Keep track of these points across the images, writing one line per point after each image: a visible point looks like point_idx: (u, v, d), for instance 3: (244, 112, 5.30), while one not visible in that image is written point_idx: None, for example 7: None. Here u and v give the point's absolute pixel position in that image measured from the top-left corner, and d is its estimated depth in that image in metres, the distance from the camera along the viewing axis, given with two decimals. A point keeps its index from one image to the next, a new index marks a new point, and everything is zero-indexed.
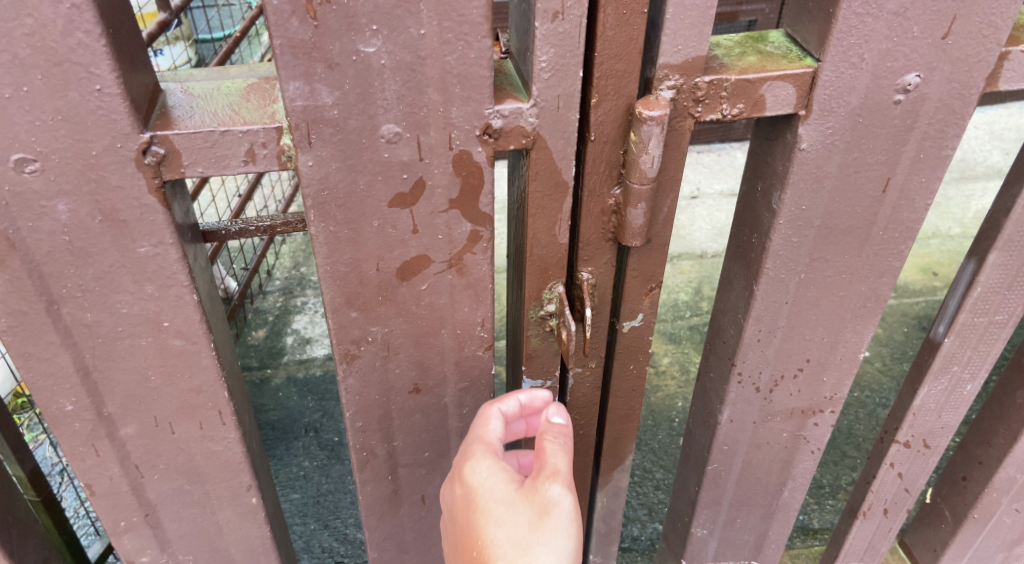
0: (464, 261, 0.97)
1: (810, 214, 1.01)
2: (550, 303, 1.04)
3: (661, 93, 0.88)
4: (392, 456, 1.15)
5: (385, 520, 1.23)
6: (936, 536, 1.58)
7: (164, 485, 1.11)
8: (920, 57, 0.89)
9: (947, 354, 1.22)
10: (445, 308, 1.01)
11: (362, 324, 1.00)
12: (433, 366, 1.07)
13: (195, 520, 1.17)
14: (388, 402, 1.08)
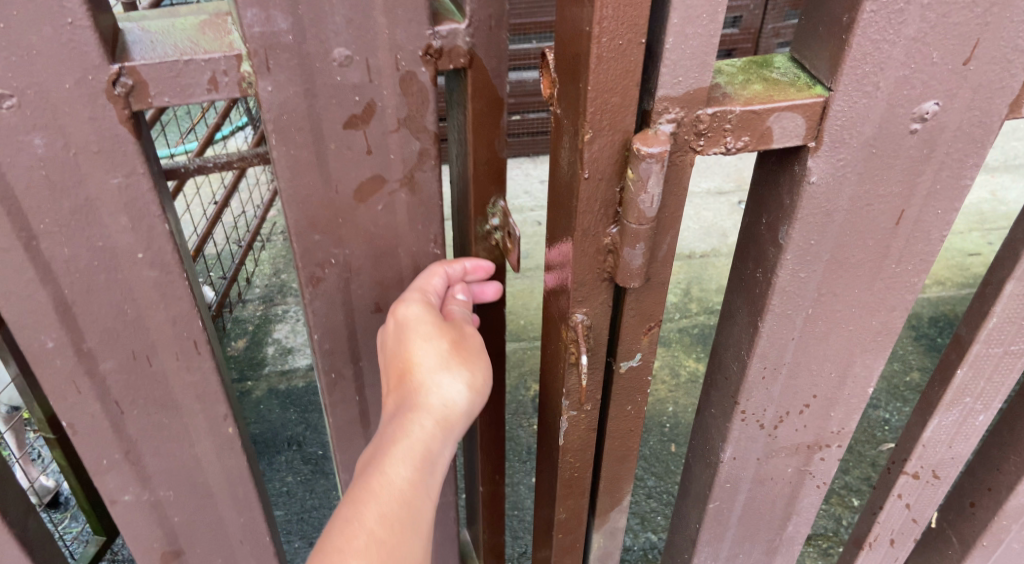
0: (415, 178, 1.01)
1: (819, 248, 0.94)
2: (493, 217, 1.10)
3: (660, 127, 0.81)
4: (358, 377, 1.17)
5: (353, 441, 1.25)
6: (941, 562, 1.52)
7: (142, 419, 1.07)
8: (940, 84, 0.82)
9: (960, 385, 1.16)
10: (401, 227, 1.05)
11: (325, 245, 1.02)
12: (392, 286, 1.10)
13: (177, 453, 1.11)
14: (352, 322, 1.11)
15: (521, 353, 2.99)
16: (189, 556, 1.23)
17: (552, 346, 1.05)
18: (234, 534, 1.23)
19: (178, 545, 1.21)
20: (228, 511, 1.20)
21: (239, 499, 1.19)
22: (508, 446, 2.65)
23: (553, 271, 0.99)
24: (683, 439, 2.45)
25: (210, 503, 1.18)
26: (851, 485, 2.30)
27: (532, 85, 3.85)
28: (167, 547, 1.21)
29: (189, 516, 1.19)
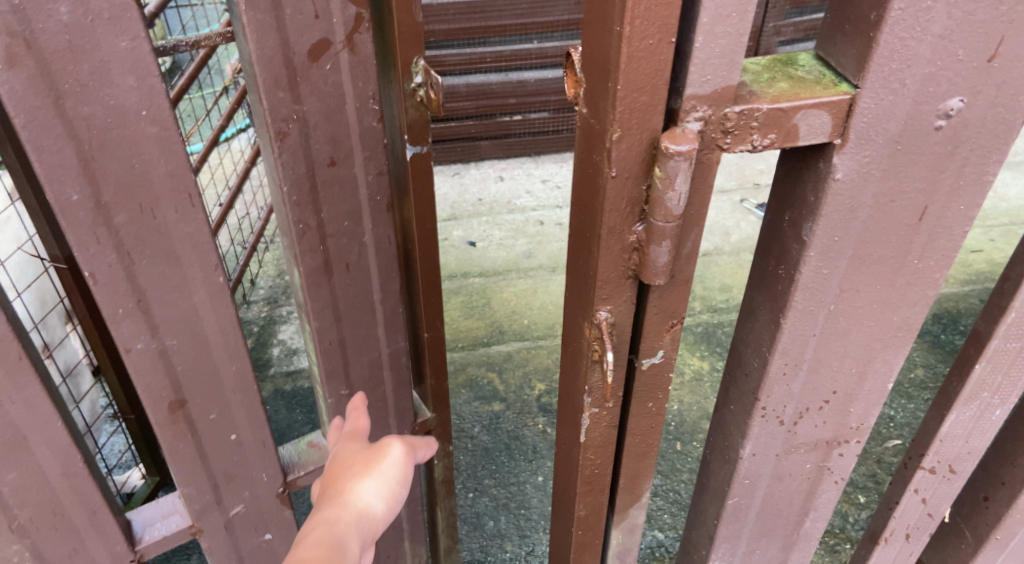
0: (355, 39, 1.07)
1: (842, 244, 0.94)
2: (417, 76, 1.26)
3: (687, 125, 0.81)
4: (322, 227, 1.18)
5: (321, 290, 1.22)
6: (954, 556, 1.53)
7: (150, 271, 1.06)
8: (965, 81, 0.83)
9: (977, 380, 1.17)
10: (347, 86, 1.10)
11: (287, 102, 1.06)
12: (345, 138, 1.13)
13: (175, 301, 1.10)
14: (313, 175, 1.13)
15: (526, 352, 2.99)
16: (191, 407, 1.20)
17: (575, 343, 1.05)
18: (230, 387, 1.21)
19: (181, 394, 1.18)
20: (222, 359, 1.18)
21: (232, 347, 1.18)
22: (513, 445, 2.66)
23: (576, 268, 0.99)
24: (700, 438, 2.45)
25: (206, 354, 1.16)
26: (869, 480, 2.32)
27: (534, 85, 3.87)
28: (171, 397, 1.17)
29: (187, 367, 1.16)
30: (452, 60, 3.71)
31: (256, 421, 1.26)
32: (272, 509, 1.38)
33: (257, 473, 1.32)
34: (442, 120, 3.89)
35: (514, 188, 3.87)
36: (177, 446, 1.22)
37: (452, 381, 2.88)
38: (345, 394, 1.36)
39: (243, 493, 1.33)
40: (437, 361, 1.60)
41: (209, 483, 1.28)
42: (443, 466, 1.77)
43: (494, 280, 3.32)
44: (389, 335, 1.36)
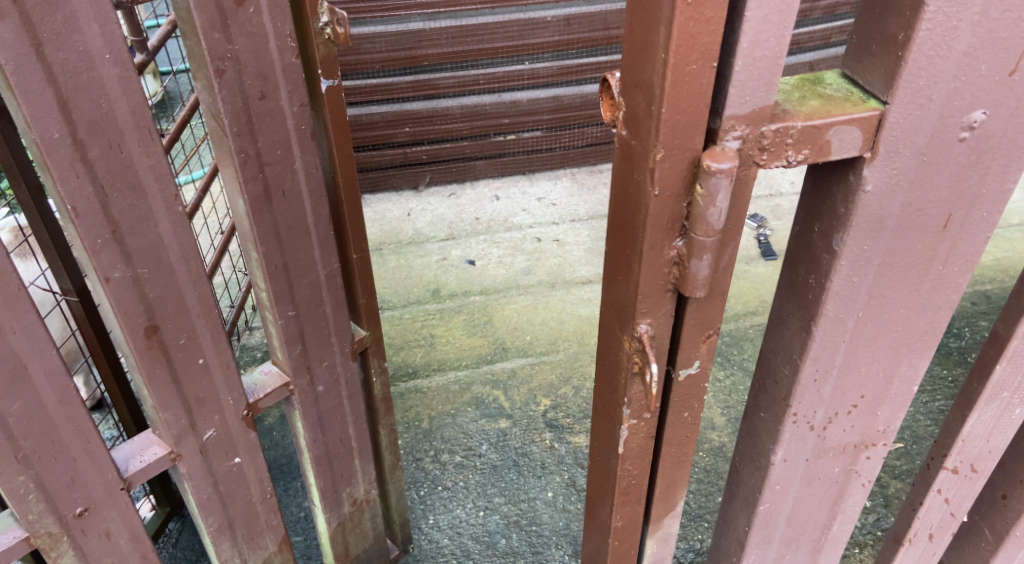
0: None
1: (871, 253, 0.98)
2: (324, 15, 1.29)
3: (727, 144, 0.85)
4: (260, 157, 1.24)
5: (264, 217, 1.29)
6: (975, 555, 1.56)
7: (122, 203, 1.15)
8: (987, 95, 0.87)
9: (998, 380, 1.21)
10: (269, 27, 1.17)
11: (222, 41, 1.13)
12: (272, 73, 1.20)
13: (143, 232, 1.19)
14: (247, 108, 1.20)
15: (529, 368, 3.01)
16: (164, 332, 1.27)
17: (613, 356, 1.08)
18: (195, 311, 1.29)
19: (153, 320, 1.25)
20: (186, 285, 1.27)
21: (193, 274, 1.27)
22: (521, 462, 2.68)
23: (615, 282, 1.02)
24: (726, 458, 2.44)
25: (172, 280, 1.25)
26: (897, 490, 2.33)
27: (527, 105, 3.90)
28: (146, 323, 1.25)
29: (155, 294, 1.24)
30: (446, 83, 3.76)
31: (220, 344, 1.35)
32: (239, 432, 1.45)
33: (224, 396, 1.40)
34: (436, 142, 3.93)
35: (509, 206, 3.89)
36: (154, 372, 1.29)
37: (458, 399, 2.89)
38: (293, 315, 1.42)
39: (215, 417, 1.40)
40: (367, 283, 1.61)
41: (183, 408, 1.35)
42: (381, 384, 1.77)
43: (494, 298, 3.34)
44: (328, 259, 1.42)
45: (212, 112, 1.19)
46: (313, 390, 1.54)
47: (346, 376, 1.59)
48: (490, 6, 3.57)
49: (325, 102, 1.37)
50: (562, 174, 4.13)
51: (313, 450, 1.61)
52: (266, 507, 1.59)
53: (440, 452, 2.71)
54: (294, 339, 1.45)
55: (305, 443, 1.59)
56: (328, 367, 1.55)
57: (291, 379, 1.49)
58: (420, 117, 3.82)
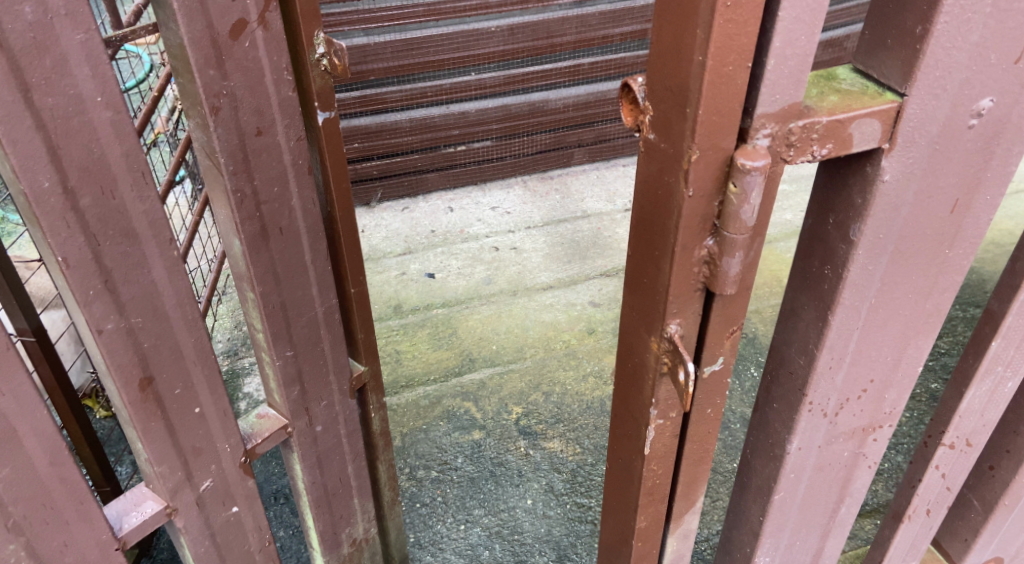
0: (268, 17, 1.13)
1: (886, 240, 1.01)
2: (320, 47, 1.30)
3: (757, 142, 0.86)
4: (257, 195, 1.23)
5: (262, 254, 1.28)
6: (965, 526, 1.61)
7: (115, 250, 1.05)
8: (994, 84, 0.92)
9: (993, 355, 1.27)
10: (264, 60, 1.16)
11: (219, 79, 1.12)
12: (267, 108, 1.19)
13: (136, 278, 1.09)
14: (244, 145, 1.19)
15: (498, 378, 2.99)
16: (159, 383, 1.17)
17: (637, 357, 1.08)
18: (190, 359, 1.20)
19: (148, 371, 1.15)
20: (182, 332, 1.17)
21: (190, 320, 1.17)
22: (498, 471, 2.66)
23: (639, 287, 1.03)
24: (731, 455, 2.52)
25: (168, 328, 1.15)
26: (889, 467, 2.49)
27: (476, 115, 3.93)
28: (141, 374, 1.15)
29: (150, 344, 1.14)
30: (393, 96, 3.75)
31: (218, 392, 1.25)
32: (237, 480, 1.37)
33: (221, 444, 1.30)
34: (387, 156, 3.90)
35: (464, 217, 3.89)
36: (149, 426, 1.19)
37: (429, 414, 2.85)
38: (291, 356, 1.40)
39: (212, 467, 1.31)
40: (365, 316, 1.62)
41: (179, 460, 1.25)
42: (381, 419, 1.79)
43: (457, 309, 3.32)
44: (325, 296, 1.41)
45: (208, 151, 1.17)
46: (312, 430, 1.51)
47: (346, 414, 1.57)
48: (433, 17, 3.58)
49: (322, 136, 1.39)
50: (514, 182, 4.15)
51: (311, 492, 1.58)
52: (265, 554, 1.50)
53: (415, 468, 2.67)
54: (292, 381, 1.42)
55: (305, 486, 1.56)
56: (326, 407, 1.52)
57: (289, 421, 1.46)
58: (368, 133, 3.78)
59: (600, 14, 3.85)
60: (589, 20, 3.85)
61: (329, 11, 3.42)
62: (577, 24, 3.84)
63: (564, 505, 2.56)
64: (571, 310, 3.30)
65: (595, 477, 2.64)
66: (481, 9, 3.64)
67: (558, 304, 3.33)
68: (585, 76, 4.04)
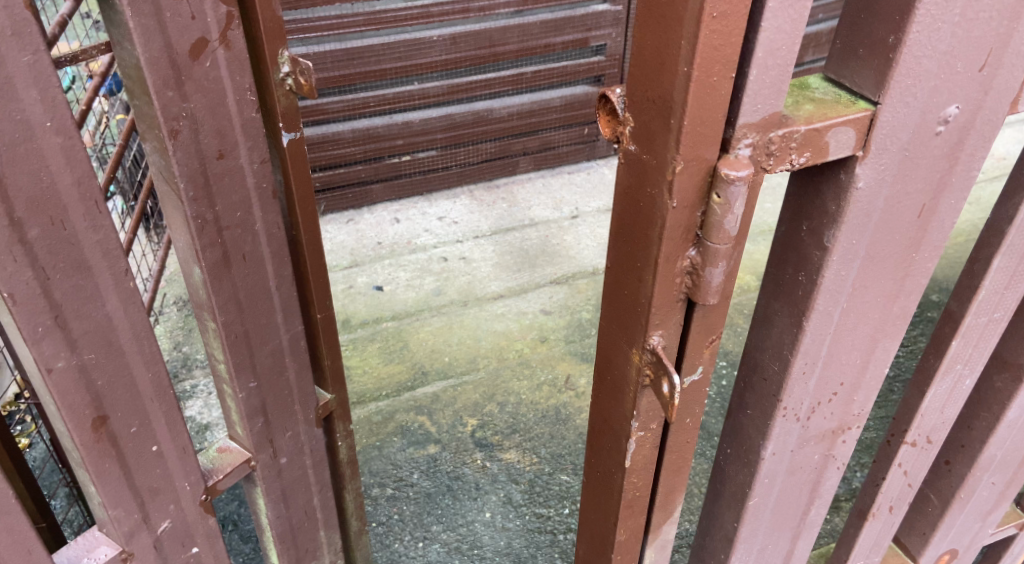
0: (229, 36, 1.10)
1: (859, 246, 1.02)
2: (285, 65, 1.26)
3: (739, 152, 0.86)
4: (218, 220, 1.19)
5: (224, 281, 1.23)
6: (923, 521, 1.65)
7: (66, 283, 1.00)
8: (960, 91, 0.94)
9: (953, 354, 1.30)
10: (226, 81, 1.12)
11: (178, 101, 1.07)
12: (229, 131, 1.15)
13: (89, 312, 1.03)
14: (205, 169, 1.14)
15: (452, 390, 2.96)
16: (114, 422, 1.12)
17: (617, 370, 1.08)
18: (147, 396, 1.14)
19: (101, 410, 1.09)
20: (139, 368, 1.11)
21: (148, 354, 1.11)
22: (454, 485, 2.63)
23: (618, 299, 1.03)
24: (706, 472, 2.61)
25: (123, 363, 1.09)
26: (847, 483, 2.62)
27: (419, 125, 3.90)
28: (94, 414, 1.09)
29: (104, 381, 1.08)
30: (335, 107, 3.69)
31: (177, 427, 1.19)
32: (197, 519, 1.31)
33: (180, 483, 1.25)
34: (329, 168, 3.83)
35: (411, 228, 3.85)
36: (104, 467, 1.13)
37: (382, 430, 2.80)
38: (254, 388, 1.35)
39: (170, 507, 1.25)
40: (331, 342, 1.60)
41: (136, 502, 1.20)
42: (347, 448, 1.76)
43: (407, 322, 3.28)
44: (290, 322, 1.37)
45: (166, 176, 1.13)
46: (276, 463, 1.47)
47: (312, 445, 1.53)
48: (373, 27, 3.54)
49: (287, 157, 1.34)
50: (460, 192, 4.13)
51: (276, 527, 1.54)
52: None
53: (370, 487, 2.62)
54: (255, 412, 1.38)
55: (268, 521, 1.52)
56: (291, 438, 1.48)
57: (252, 454, 1.41)
58: (310, 144, 3.71)
59: (542, 22, 3.86)
60: (530, 30, 3.85)
61: None
62: (519, 33, 3.84)
63: (523, 516, 2.54)
64: (523, 318, 3.29)
65: (553, 486, 2.63)
66: (422, 18, 3.61)
67: (509, 313, 3.32)
68: (528, 84, 4.04)
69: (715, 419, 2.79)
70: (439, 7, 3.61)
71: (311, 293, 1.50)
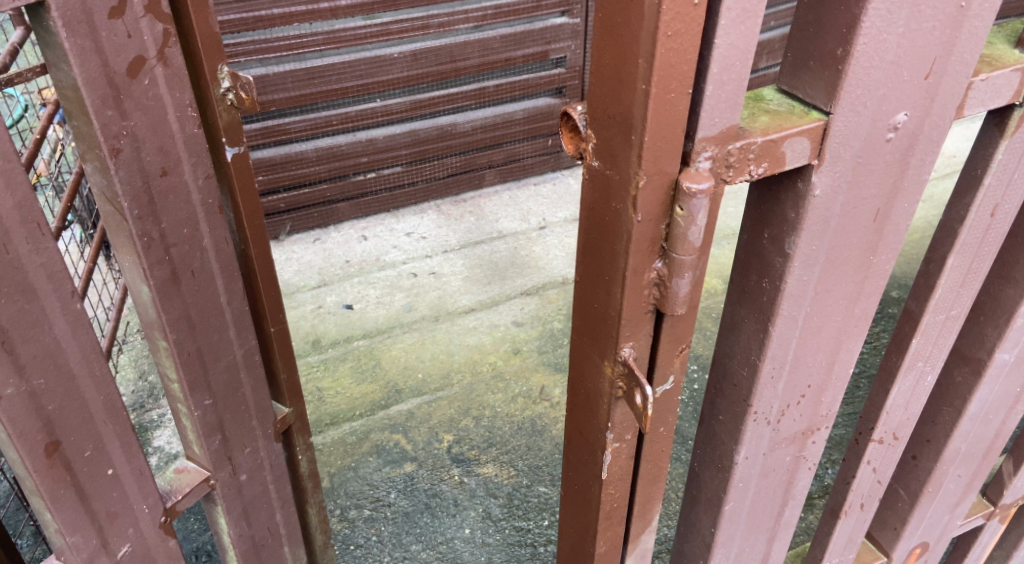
0: (167, 53, 1.10)
1: (818, 251, 1.05)
2: (224, 80, 1.27)
3: (699, 165, 0.88)
4: (165, 238, 1.18)
5: (173, 299, 1.23)
6: (894, 516, 1.68)
7: (11, 308, 0.99)
8: (907, 99, 0.97)
9: (914, 352, 1.33)
10: (165, 98, 1.12)
11: (117, 120, 1.07)
12: (172, 148, 1.15)
13: (36, 336, 1.02)
14: (148, 186, 1.14)
15: (426, 407, 2.96)
16: (67, 447, 1.10)
17: (590, 384, 1.10)
18: (100, 419, 1.13)
19: (54, 436, 1.08)
20: (91, 392, 1.10)
21: (99, 376, 1.10)
22: (432, 502, 2.62)
23: (588, 313, 1.04)
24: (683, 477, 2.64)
25: (75, 388, 1.08)
26: (819, 484, 2.65)
27: (383, 142, 3.90)
28: (46, 439, 1.08)
29: (55, 406, 1.07)
30: (297, 127, 3.68)
31: (132, 450, 1.18)
32: (157, 541, 1.30)
33: (138, 505, 1.23)
34: (293, 188, 3.83)
35: (379, 245, 3.85)
36: (58, 493, 1.12)
37: (357, 450, 2.79)
38: (210, 405, 1.34)
39: (128, 531, 1.24)
40: (286, 354, 1.60)
41: (93, 527, 1.19)
42: (307, 461, 1.77)
43: (379, 340, 3.27)
44: (243, 338, 1.37)
45: (108, 196, 1.12)
46: (236, 481, 1.46)
47: (271, 460, 1.52)
48: (333, 45, 3.54)
49: (230, 171, 1.35)
50: (427, 208, 4.13)
51: (239, 546, 1.53)
52: None
53: (347, 509, 2.60)
54: (212, 430, 1.36)
55: (230, 539, 1.50)
56: (250, 454, 1.47)
57: (211, 472, 1.39)
58: (273, 164, 3.70)
59: (501, 37, 3.89)
60: (490, 44, 3.88)
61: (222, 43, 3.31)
62: (479, 48, 3.87)
63: (503, 530, 2.55)
64: (495, 331, 3.30)
65: (532, 498, 2.63)
66: (382, 36, 3.62)
67: (481, 326, 3.33)
68: (491, 98, 4.07)
69: (688, 423, 2.82)
70: (398, 24, 3.62)
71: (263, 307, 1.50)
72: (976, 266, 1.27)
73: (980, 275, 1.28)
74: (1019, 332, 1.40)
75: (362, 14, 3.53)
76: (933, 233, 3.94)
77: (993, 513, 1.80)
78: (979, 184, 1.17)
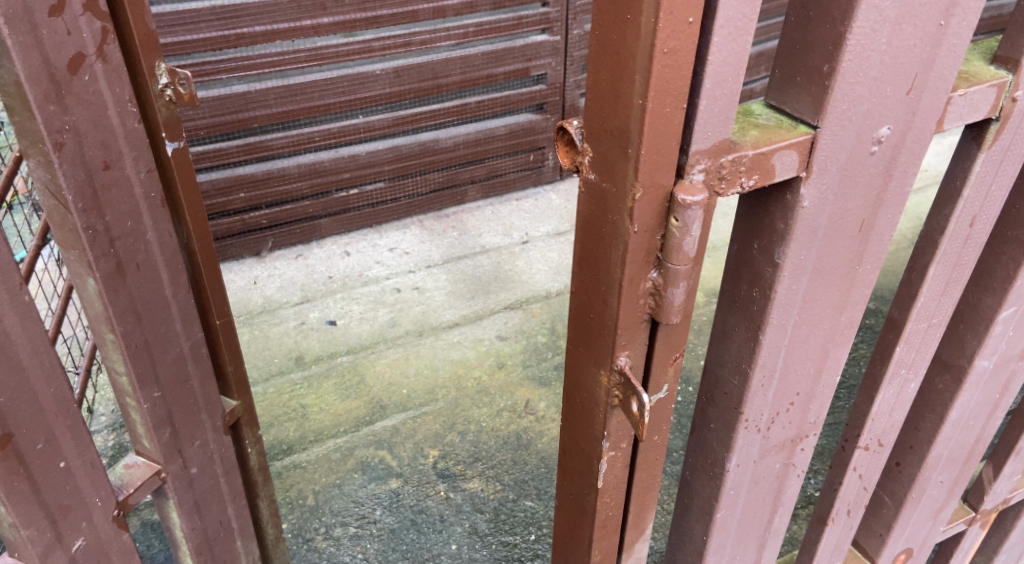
0: (105, 50, 1.15)
1: (806, 260, 1.08)
2: (162, 77, 1.32)
3: (693, 177, 0.91)
4: (109, 231, 1.23)
5: (119, 291, 1.27)
6: (879, 522, 1.70)
7: None
8: (890, 113, 1.01)
9: (897, 359, 1.36)
10: (106, 94, 1.17)
11: (60, 115, 1.11)
12: (113, 143, 1.20)
13: None
14: (92, 179, 1.18)
15: (411, 423, 2.96)
16: (20, 439, 1.13)
17: (585, 393, 1.12)
18: (51, 412, 1.16)
19: (7, 428, 1.11)
20: (41, 383, 1.13)
21: (48, 368, 1.14)
22: (417, 518, 2.62)
23: (584, 324, 1.06)
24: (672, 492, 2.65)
25: (24, 379, 1.11)
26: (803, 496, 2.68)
27: (366, 158, 3.91)
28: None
29: (6, 400, 1.10)
30: (279, 143, 3.68)
31: (84, 442, 1.21)
32: (111, 535, 1.32)
33: (91, 498, 1.26)
34: (276, 205, 3.83)
35: (362, 261, 3.85)
36: (12, 486, 1.14)
37: (342, 467, 2.78)
38: (159, 397, 1.39)
39: (82, 524, 1.26)
40: (232, 347, 1.66)
41: (48, 520, 1.20)
42: (257, 453, 1.84)
43: (363, 356, 3.27)
44: (190, 331, 1.43)
45: (52, 190, 1.16)
46: (187, 473, 1.51)
47: (221, 453, 1.59)
48: (316, 62, 3.55)
49: (170, 164, 1.41)
50: (410, 223, 4.15)
51: (193, 540, 1.58)
52: None
53: (332, 527, 2.59)
54: (161, 422, 1.41)
55: (184, 534, 1.55)
56: (201, 447, 1.53)
57: (162, 465, 1.44)
58: (255, 181, 3.70)
59: (483, 54, 3.93)
60: (472, 61, 3.92)
61: (204, 60, 3.32)
62: (461, 65, 3.90)
63: (490, 545, 2.54)
64: (479, 346, 3.31)
65: (518, 513, 2.64)
66: (365, 53, 3.64)
67: (465, 341, 3.34)
68: (473, 114, 4.09)
69: (676, 437, 2.84)
70: (381, 41, 3.64)
71: (206, 296, 1.57)
72: (956, 275, 1.30)
73: (960, 284, 1.32)
74: (997, 339, 1.44)
75: (343, 32, 3.55)
76: (912, 245, 4.03)
77: (974, 519, 1.83)
78: (958, 196, 1.20)
